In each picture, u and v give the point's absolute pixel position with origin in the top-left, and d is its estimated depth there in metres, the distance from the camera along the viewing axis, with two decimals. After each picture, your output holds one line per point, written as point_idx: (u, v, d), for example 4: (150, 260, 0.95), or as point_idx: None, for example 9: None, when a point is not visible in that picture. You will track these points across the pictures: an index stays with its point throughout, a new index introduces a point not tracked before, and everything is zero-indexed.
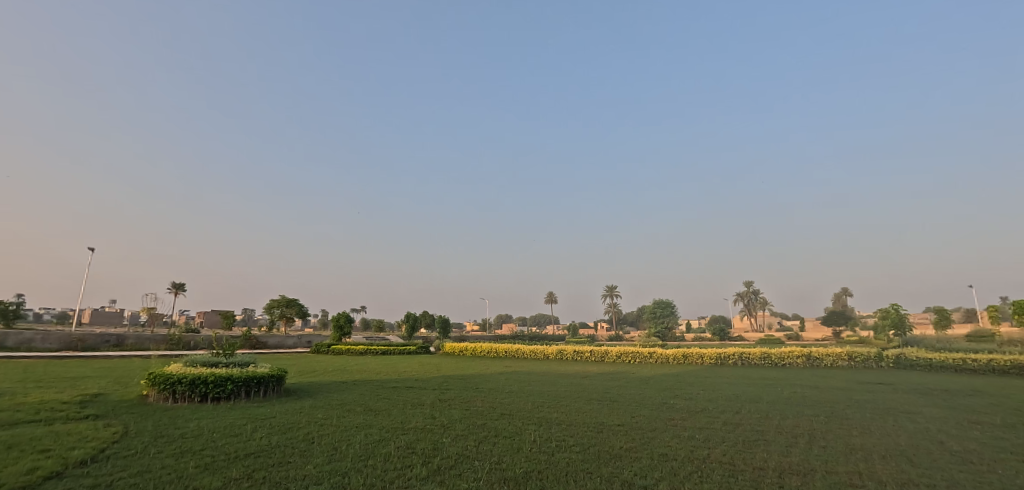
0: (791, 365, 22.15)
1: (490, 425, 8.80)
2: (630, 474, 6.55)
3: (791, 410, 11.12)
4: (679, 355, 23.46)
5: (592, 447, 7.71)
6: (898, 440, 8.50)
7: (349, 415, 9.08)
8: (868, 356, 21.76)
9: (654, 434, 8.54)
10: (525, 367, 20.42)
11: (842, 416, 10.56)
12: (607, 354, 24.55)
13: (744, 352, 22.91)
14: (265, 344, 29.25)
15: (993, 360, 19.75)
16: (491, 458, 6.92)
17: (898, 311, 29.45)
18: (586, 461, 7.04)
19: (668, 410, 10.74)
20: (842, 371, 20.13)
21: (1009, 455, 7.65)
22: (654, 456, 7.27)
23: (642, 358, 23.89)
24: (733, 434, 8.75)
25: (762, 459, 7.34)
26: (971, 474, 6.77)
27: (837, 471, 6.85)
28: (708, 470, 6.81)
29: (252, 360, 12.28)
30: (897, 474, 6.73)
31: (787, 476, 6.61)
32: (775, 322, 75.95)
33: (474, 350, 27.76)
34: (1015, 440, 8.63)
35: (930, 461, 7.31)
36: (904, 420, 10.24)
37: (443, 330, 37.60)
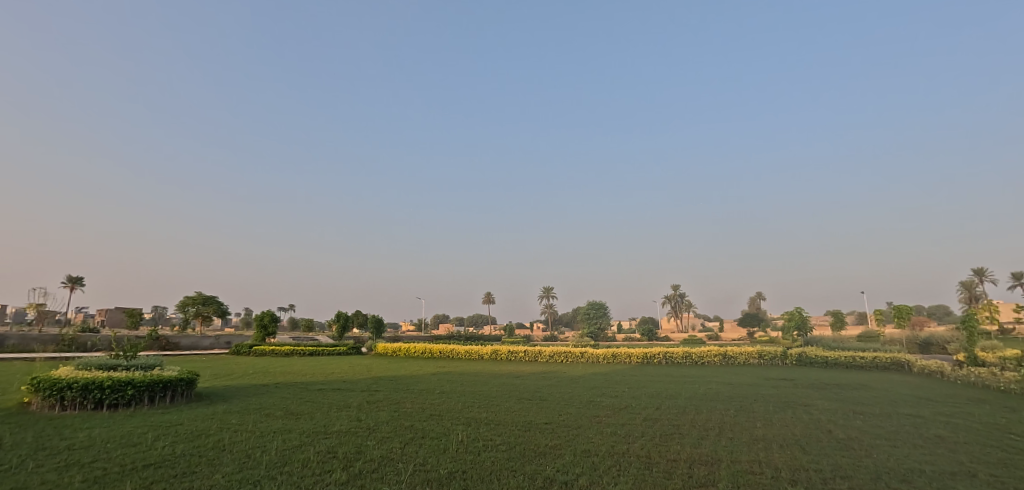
0: (709, 363, 23.57)
1: (417, 427, 8.67)
2: (553, 471, 6.72)
3: (706, 405, 11.88)
4: (608, 354, 24.31)
5: (517, 445, 7.83)
6: (794, 430, 9.33)
7: (267, 420, 8.64)
8: (775, 355, 23.61)
9: (579, 431, 8.80)
10: (458, 367, 20.39)
11: (748, 410, 11.43)
12: (540, 354, 24.99)
13: (667, 352, 24.11)
14: (176, 345, 27.13)
15: (877, 357, 22.18)
16: (415, 460, 6.85)
17: (802, 313, 32.23)
18: (511, 460, 7.12)
19: (594, 408, 11.08)
20: (753, 368, 21.67)
21: (882, 441, 8.62)
22: (576, 453, 7.50)
23: (573, 358, 24.48)
24: (650, 429, 9.21)
25: (675, 451, 7.78)
26: (850, 458, 7.55)
27: (740, 460, 7.39)
28: (626, 463, 7.11)
29: (159, 362, 11.35)
30: (790, 461, 7.38)
31: (696, 467, 7.05)
32: (697, 324, 80.77)
33: (407, 350, 27.24)
34: (888, 427, 9.73)
35: (819, 448, 8.08)
36: (800, 412, 11.25)
37: (376, 330, 36.65)
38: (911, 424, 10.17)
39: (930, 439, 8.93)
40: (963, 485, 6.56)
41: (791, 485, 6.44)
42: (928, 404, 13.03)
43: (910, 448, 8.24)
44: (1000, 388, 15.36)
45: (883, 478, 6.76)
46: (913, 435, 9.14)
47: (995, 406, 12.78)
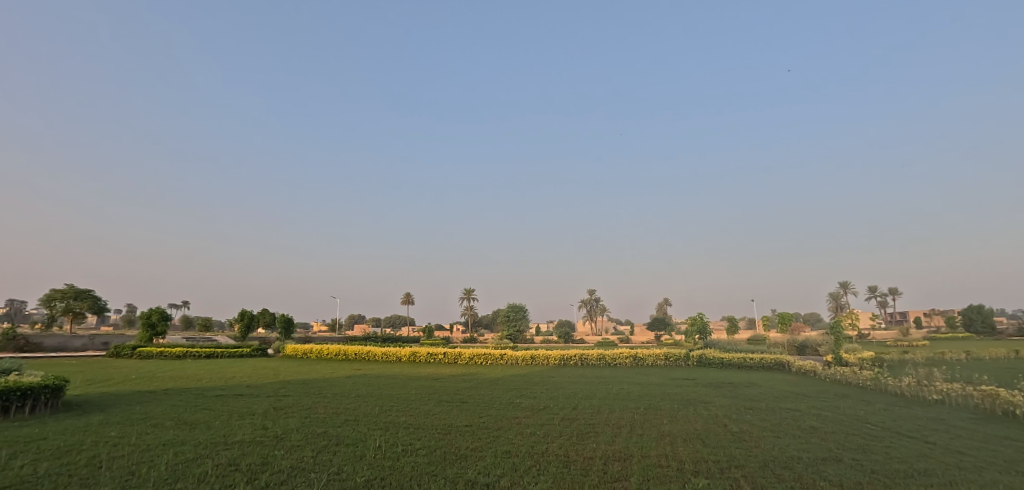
0: (621, 365, 24.63)
1: (331, 433, 8.16)
2: (475, 473, 6.58)
3: (618, 404, 12.34)
4: (527, 356, 24.60)
5: (438, 449, 7.60)
6: (696, 425, 9.94)
7: (156, 430, 7.70)
8: (679, 356, 25.21)
9: (499, 432, 8.74)
10: (373, 370, 19.59)
11: (657, 408, 12.03)
12: (460, 356, 24.71)
13: (583, 354, 24.87)
14: (39, 346, 23.60)
15: (764, 358, 24.41)
16: (329, 469, 6.40)
17: (702, 318, 34.69)
18: (432, 463, 6.90)
19: (513, 409, 11.09)
20: (660, 369, 22.92)
21: (769, 433, 9.43)
22: (498, 454, 7.42)
23: (493, 359, 24.49)
24: (568, 428, 9.36)
25: (592, 448, 7.97)
26: (742, 449, 8.16)
27: (650, 455, 7.71)
28: (545, 463, 7.14)
29: (16, 367, 9.75)
30: (693, 453, 7.84)
31: (611, 463, 7.24)
32: (610, 328, 84.30)
33: (318, 352, 25.76)
34: (773, 420, 10.69)
35: (717, 441, 8.66)
36: (701, 408, 12.04)
37: (284, 331, 34.36)
38: (791, 417, 11.26)
39: (806, 429, 9.93)
40: (831, 468, 7.31)
41: (695, 476, 6.81)
42: (805, 399, 14.50)
43: (790, 438, 9.10)
44: (860, 384, 17.49)
45: (769, 464, 7.36)
46: (794, 427, 10.10)
47: (856, 400, 14.53)
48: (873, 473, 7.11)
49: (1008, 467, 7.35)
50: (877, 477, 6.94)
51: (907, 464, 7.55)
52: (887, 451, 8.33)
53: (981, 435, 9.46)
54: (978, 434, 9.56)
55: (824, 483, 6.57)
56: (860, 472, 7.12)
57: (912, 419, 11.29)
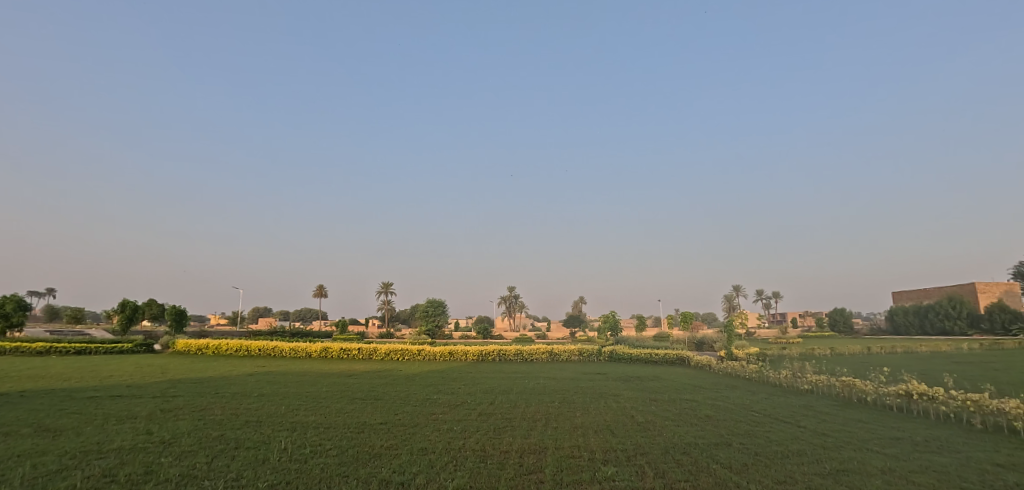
0: (537, 360, 25.09)
1: (229, 436, 7.47)
2: (388, 472, 6.31)
3: (534, 399, 12.51)
4: (446, 352, 24.31)
5: (349, 449, 7.21)
6: (605, 417, 10.32)
7: (8, 440, 6.57)
8: (592, 352, 26.18)
9: (415, 429, 8.48)
10: (278, 367, 18.35)
11: (570, 401, 12.35)
12: (375, 352, 23.90)
13: (501, 349, 25.03)
14: None
15: (668, 354, 26.02)
16: (227, 475, 5.84)
17: (614, 316, 36.29)
18: (343, 464, 6.53)
19: (429, 405, 10.85)
20: (573, 365, 23.59)
21: (670, 422, 10.02)
22: (413, 451, 7.19)
23: (410, 355, 23.92)
24: (485, 423, 9.32)
25: (508, 442, 7.97)
26: (647, 438, 8.57)
27: (563, 447, 7.85)
28: (462, 458, 7.02)
29: None
30: (603, 444, 8.10)
31: (526, 456, 7.28)
32: (528, 325, 85.92)
33: (216, 348, 23.67)
34: (675, 411, 11.38)
35: (625, 431, 9.04)
36: (611, 401, 12.55)
37: (176, 324, 31.27)
38: (689, 407, 12.07)
39: (703, 418, 10.69)
40: (723, 452, 7.90)
41: (604, 464, 7.04)
42: (701, 391, 15.59)
43: (689, 426, 9.73)
44: (747, 377, 19.11)
45: (670, 451, 7.79)
46: (693, 416, 10.79)
47: (744, 391, 15.85)
48: (758, 455, 7.74)
49: (860, 445, 8.33)
50: (760, 458, 7.56)
51: (785, 446, 8.30)
52: (768, 435, 9.15)
53: (840, 419, 10.68)
54: (838, 417, 10.78)
55: (716, 465, 7.06)
56: (747, 455, 7.72)
57: (788, 407, 12.50)
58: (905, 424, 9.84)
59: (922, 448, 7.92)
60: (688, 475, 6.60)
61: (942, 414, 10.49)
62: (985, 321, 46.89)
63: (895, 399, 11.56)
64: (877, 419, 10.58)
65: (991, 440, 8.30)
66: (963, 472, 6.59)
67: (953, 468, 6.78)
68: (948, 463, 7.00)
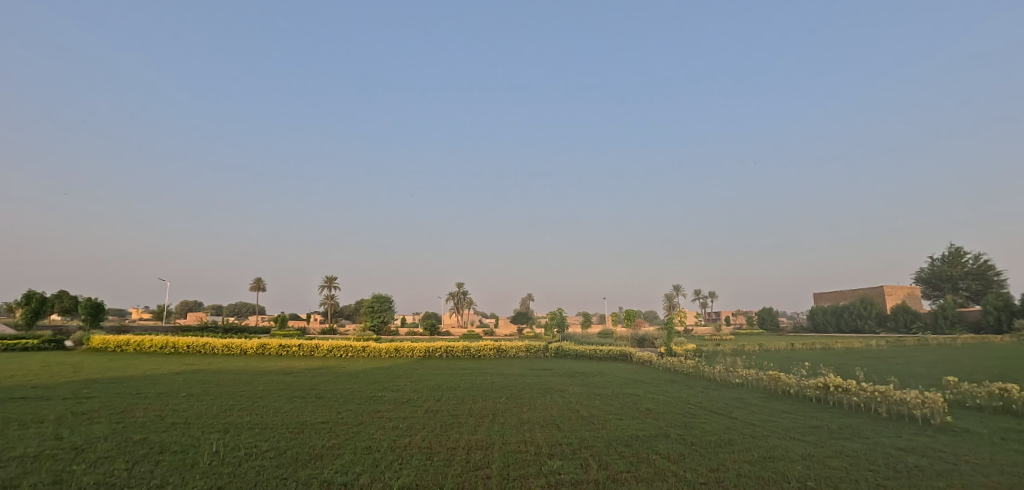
0: (484, 357, 25.04)
1: (153, 440, 6.92)
2: (330, 473, 6.06)
3: (481, 395, 12.46)
4: (391, 348, 23.77)
5: (288, 450, 6.87)
6: (552, 412, 10.43)
7: None
8: (539, 348, 26.45)
9: (359, 428, 8.21)
10: (210, 364, 17.28)
11: (517, 397, 12.40)
12: (317, 348, 23.02)
13: (449, 346, 24.78)
14: None
15: (612, 350, 26.70)
16: (149, 482, 5.40)
17: (561, 313, 36.83)
18: (281, 466, 6.21)
19: (374, 403, 10.55)
20: (520, 361, 23.72)
21: (614, 415, 10.26)
22: (357, 450, 6.95)
23: (354, 352, 23.22)
24: (431, 420, 9.17)
25: (455, 439, 7.88)
26: (591, 431, 8.73)
27: (510, 442, 7.85)
28: (408, 456, 6.85)
29: None
30: (550, 438, 8.17)
31: (473, 452, 7.21)
32: (475, 321, 85.80)
33: (139, 344, 21.97)
34: (618, 405, 11.67)
35: (571, 425, 9.17)
36: (557, 396, 12.71)
37: (91, 318, 28.78)
38: (631, 401, 12.43)
39: (645, 411, 11.03)
40: (663, 443, 8.16)
41: (550, 458, 7.09)
42: (642, 385, 16.11)
43: (631, 419, 10.01)
44: (685, 372, 19.91)
45: (613, 443, 7.96)
46: (635, 410, 11.10)
47: (681, 385, 16.51)
48: (694, 445, 8.06)
49: (784, 433, 8.86)
50: (696, 448, 7.87)
51: (718, 436, 8.69)
52: (704, 426, 9.57)
53: (767, 410, 11.36)
54: (766, 408, 11.46)
55: (656, 456, 7.27)
56: (685, 445, 8.01)
57: (721, 399, 13.13)
58: (823, 414, 10.56)
59: (838, 435, 8.53)
60: (629, 465, 6.75)
61: (854, 404, 11.33)
62: (890, 321, 51.33)
63: (814, 390, 12.37)
64: (799, 409, 11.30)
65: (895, 427, 9.04)
66: (872, 455, 7.12)
67: (864, 452, 7.32)
68: (860, 448, 7.55)
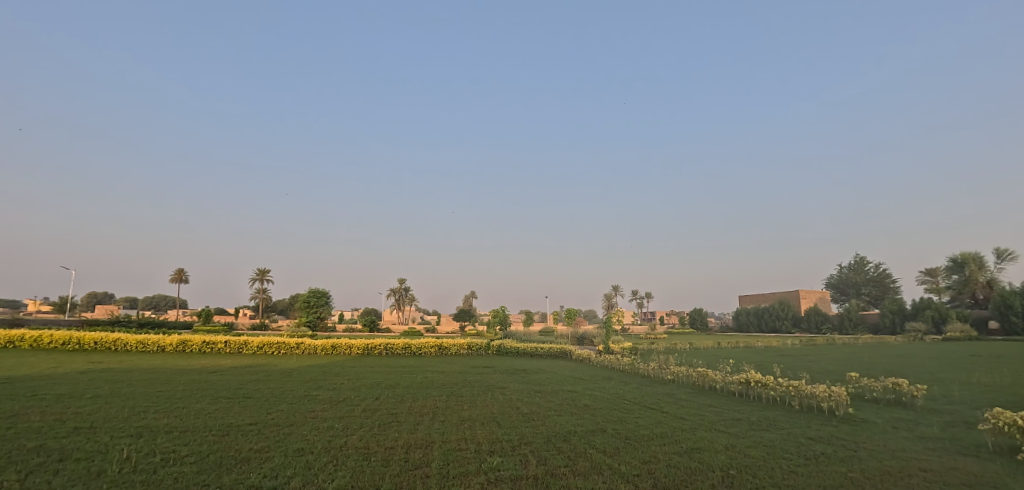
0: (425, 354, 24.66)
1: (52, 447, 6.24)
2: (258, 477, 5.70)
3: (421, 392, 12.23)
4: (327, 345, 22.90)
5: (210, 454, 6.42)
6: (492, 409, 10.41)
7: None
8: (481, 346, 26.39)
9: (290, 429, 7.81)
10: (122, 362, 15.89)
11: (457, 394, 12.28)
12: (246, 345, 21.77)
13: (388, 343, 24.19)
14: None
15: (552, 348, 27.09)
16: None
17: (504, 311, 36.95)
18: (203, 472, 5.78)
19: (307, 402, 10.09)
20: (461, 358, 23.58)
21: (553, 412, 10.38)
22: (288, 453, 6.59)
23: (287, 349, 22.17)
24: (368, 419, 8.89)
25: (393, 438, 7.67)
26: (531, 428, 8.78)
27: (450, 440, 7.74)
28: (343, 458, 6.59)
29: None
30: (490, 435, 8.13)
31: (412, 451, 7.05)
32: (417, 318, 84.49)
33: (39, 340, 19.87)
34: (558, 401, 11.83)
35: (511, 422, 9.19)
36: (498, 393, 12.71)
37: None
38: (570, 397, 12.65)
39: (583, 407, 11.25)
40: (599, 437, 8.34)
41: (490, 455, 7.05)
42: (580, 382, 16.45)
43: (569, 415, 10.18)
44: (621, 369, 20.55)
45: (552, 439, 8.05)
46: (574, 406, 11.29)
47: (617, 382, 17.01)
48: (628, 439, 8.29)
49: (710, 426, 9.31)
50: (631, 441, 8.11)
51: (651, 430, 9.01)
52: (638, 421, 9.89)
53: (696, 404, 11.93)
54: (694, 403, 12.02)
55: (593, 450, 7.41)
56: (619, 439, 8.24)
57: (654, 395, 13.64)
58: (744, 408, 11.21)
59: (758, 427, 9.08)
60: (567, 460, 6.84)
61: (771, 398, 12.11)
62: (804, 321, 55.50)
63: (737, 385, 13.11)
64: (724, 403, 11.95)
65: (806, 418, 9.75)
66: (787, 445, 7.63)
67: (779, 442, 7.83)
68: (776, 438, 8.07)
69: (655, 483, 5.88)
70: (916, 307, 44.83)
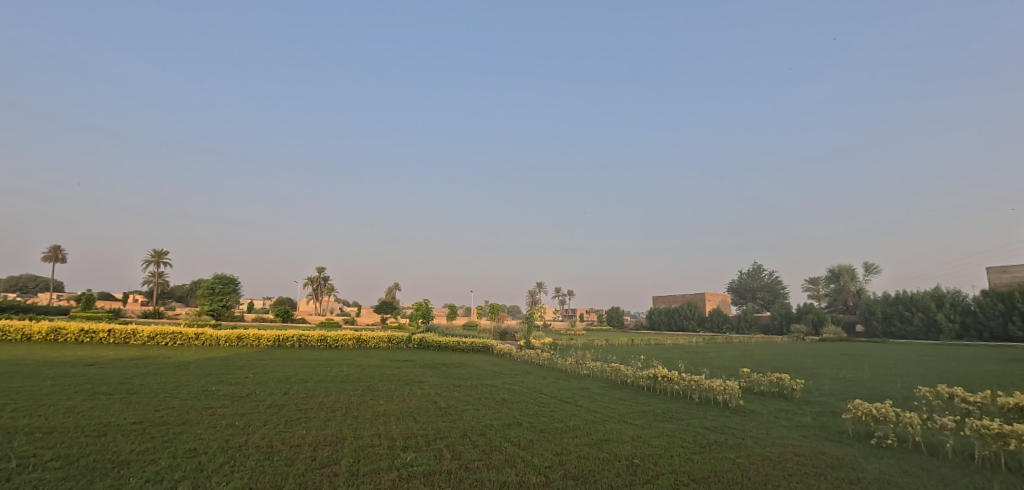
0: (342, 347, 23.69)
1: None
2: (139, 482, 5.18)
3: (334, 387, 11.75)
4: (233, 336, 21.32)
5: (81, 458, 5.72)
6: (409, 404, 10.21)
7: None
8: (402, 339, 25.82)
9: (181, 428, 7.16)
10: None
11: (374, 389, 11.93)
12: (135, 335, 19.72)
13: (302, 335, 22.97)
14: None
15: (475, 342, 27.08)
16: None
17: (427, 304, 36.40)
18: (70, 479, 5.14)
19: (204, 398, 9.33)
20: (380, 352, 22.95)
21: (471, 406, 10.38)
22: (177, 454, 6.04)
23: (185, 340, 20.35)
24: (274, 416, 8.38)
25: (300, 435, 7.28)
26: (447, 422, 8.71)
27: (362, 436, 7.49)
28: (242, 458, 6.15)
29: None
30: (405, 431, 7.96)
31: (320, 449, 6.73)
32: (335, 309, 81.15)
33: None
34: (476, 396, 11.85)
35: (427, 417, 9.06)
36: (416, 388, 12.51)
37: None
38: (489, 391, 12.70)
39: (500, 401, 11.36)
40: (514, 431, 8.46)
41: (403, 451, 6.91)
42: (500, 376, 16.60)
43: (486, 409, 10.23)
44: (540, 364, 20.98)
45: (468, 434, 8.05)
46: (491, 400, 11.38)
47: (536, 376, 17.35)
48: (542, 432, 8.49)
49: (619, 418, 9.78)
50: (544, 434, 8.30)
51: (565, 423, 9.28)
52: (551, 414, 10.16)
53: (607, 397, 12.47)
54: (606, 397, 12.57)
55: (507, 444, 7.49)
56: (533, 432, 8.40)
57: (570, 389, 14.08)
58: (650, 401, 11.88)
59: (660, 418, 9.67)
60: (482, 454, 6.87)
61: (675, 392, 12.94)
62: (708, 322, 59.82)
63: (646, 380, 13.86)
64: (633, 397, 12.60)
65: (703, 410, 10.55)
66: (685, 434, 8.19)
67: (678, 432, 8.39)
68: (676, 429, 8.63)
69: (565, 474, 6.06)
70: (800, 311, 49.86)
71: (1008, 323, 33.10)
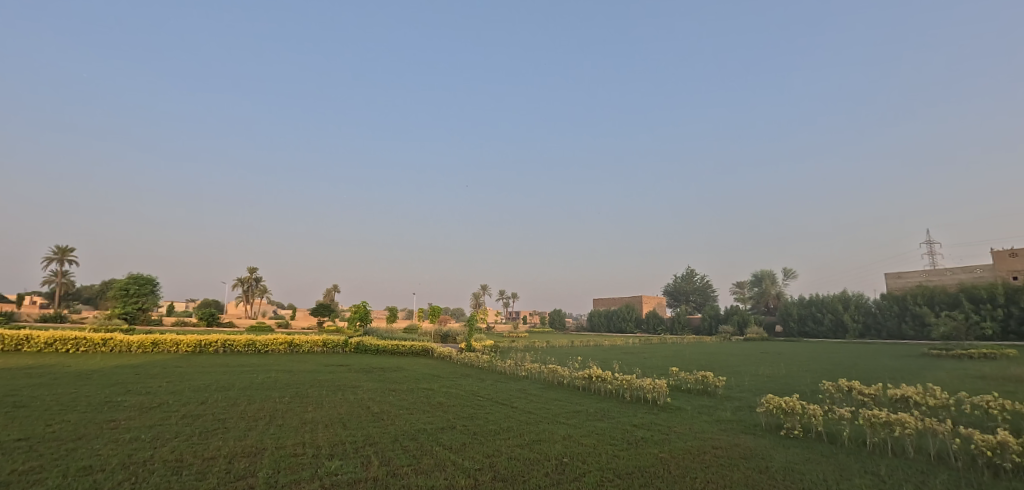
0: (272, 352, 22.51)
1: None
2: None
3: (260, 394, 11.15)
4: (148, 342, 19.72)
5: None
6: (339, 409, 9.88)
7: None
8: (337, 343, 24.86)
9: (76, 444, 6.52)
10: None
11: (302, 395, 11.44)
12: (30, 341, 17.83)
13: (227, 339, 21.61)
14: None
15: (415, 346, 26.55)
16: None
17: (365, 306, 35.34)
18: None
19: (108, 410, 8.57)
20: (313, 357, 22.04)
21: (405, 411, 10.19)
22: (68, 473, 5.50)
23: (90, 346, 18.62)
24: (188, 427, 7.83)
25: (215, 447, 6.84)
26: (378, 428, 8.50)
27: (284, 445, 7.15)
28: (146, 473, 5.71)
29: None
30: (332, 438, 7.69)
31: (236, 461, 6.36)
32: (267, 311, 77.20)
33: None
34: (411, 400, 11.64)
35: (357, 423, 8.79)
36: (349, 393, 12.11)
37: None
38: (424, 395, 12.52)
39: (434, 405, 11.22)
40: (447, 434, 8.39)
41: (329, 459, 6.67)
42: (437, 380, 16.40)
43: (419, 413, 10.08)
44: (480, 366, 20.91)
45: (399, 438, 7.89)
46: (427, 404, 11.21)
47: (474, 379, 17.29)
48: (476, 434, 8.47)
49: (553, 418, 9.92)
50: (477, 437, 8.29)
51: (498, 424, 9.30)
52: (486, 416, 10.16)
53: (543, 398, 12.66)
54: (542, 397, 12.75)
55: (438, 448, 7.41)
56: (466, 435, 8.37)
57: (507, 390, 14.16)
58: (584, 401, 12.15)
59: (592, 417, 9.94)
60: (412, 459, 6.76)
61: (608, 392, 13.32)
62: (644, 323, 62.20)
63: (581, 381, 14.14)
64: (568, 397, 12.86)
65: (633, 408, 10.95)
66: (615, 432, 8.45)
67: (608, 430, 8.65)
68: (606, 426, 8.90)
69: (495, 475, 6.08)
70: (727, 312, 52.94)
71: (901, 323, 36.73)
